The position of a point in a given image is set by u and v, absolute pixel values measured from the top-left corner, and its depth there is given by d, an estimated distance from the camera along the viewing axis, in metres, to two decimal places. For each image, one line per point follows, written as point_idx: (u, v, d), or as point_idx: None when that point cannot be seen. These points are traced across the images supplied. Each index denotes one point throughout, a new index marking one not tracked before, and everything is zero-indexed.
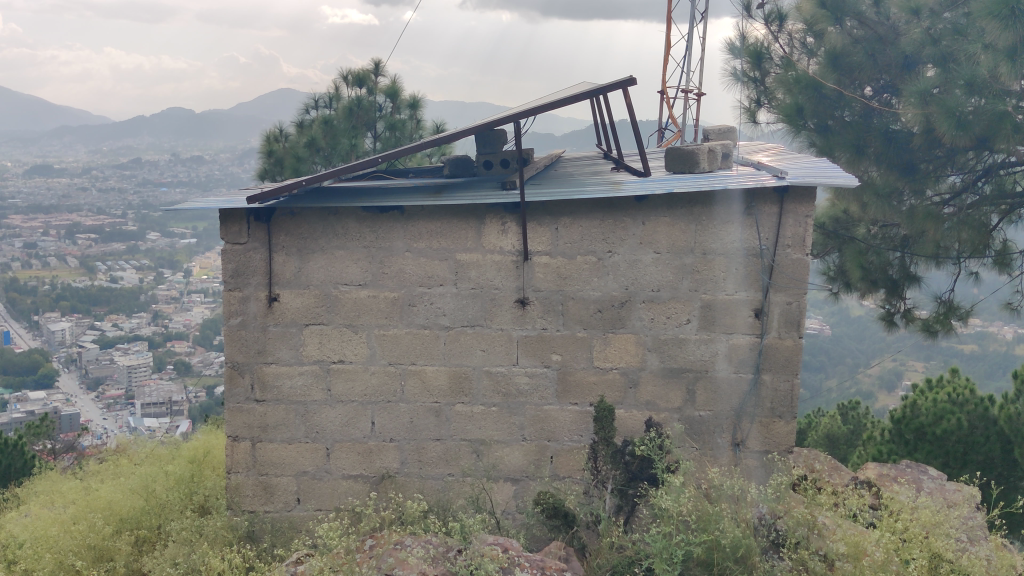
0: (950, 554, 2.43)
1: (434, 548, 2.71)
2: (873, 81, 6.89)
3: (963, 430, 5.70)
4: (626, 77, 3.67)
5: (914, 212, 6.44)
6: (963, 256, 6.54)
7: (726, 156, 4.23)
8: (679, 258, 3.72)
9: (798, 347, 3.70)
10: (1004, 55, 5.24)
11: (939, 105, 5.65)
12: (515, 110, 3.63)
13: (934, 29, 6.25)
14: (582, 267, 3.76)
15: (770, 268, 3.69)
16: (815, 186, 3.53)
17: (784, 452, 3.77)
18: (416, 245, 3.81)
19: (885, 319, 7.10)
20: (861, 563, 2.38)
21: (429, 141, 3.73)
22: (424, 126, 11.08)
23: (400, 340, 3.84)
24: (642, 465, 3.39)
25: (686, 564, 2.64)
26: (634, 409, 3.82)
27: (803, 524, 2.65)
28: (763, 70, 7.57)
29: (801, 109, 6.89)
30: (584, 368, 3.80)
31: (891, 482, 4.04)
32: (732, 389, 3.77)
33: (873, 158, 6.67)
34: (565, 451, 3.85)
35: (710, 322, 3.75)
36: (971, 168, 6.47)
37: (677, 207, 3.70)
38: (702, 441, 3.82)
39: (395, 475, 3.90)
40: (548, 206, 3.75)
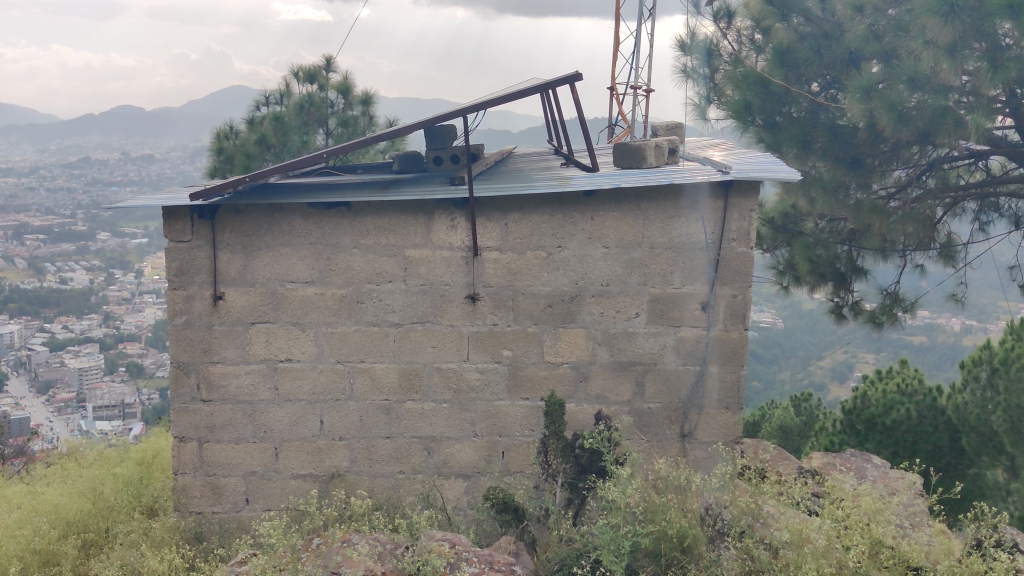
0: (890, 539, 2.44)
1: (381, 546, 2.70)
2: (819, 78, 6.89)
3: (912, 420, 5.97)
4: (573, 73, 3.69)
5: (860, 206, 6.58)
6: (909, 250, 6.75)
7: (673, 151, 4.20)
8: (628, 253, 3.75)
9: (743, 339, 3.75)
10: (943, 52, 5.32)
11: (882, 100, 5.72)
12: (461, 106, 3.63)
13: (877, 26, 6.32)
14: (531, 263, 3.76)
15: (715, 261, 3.73)
16: (759, 181, 3.57)
17: (730, 442, 3.82)
18: (363, 242, 3.78)
19: (834, 312, 7.22)
20: (804, 550, 2.41)
21: (374, 136, 3.71)
22: (376, 122, 11.01)
23: (348, 338, 3.81)
24: (592, 458, 3.39)
25: (634, 555, 2.69)
26: (584, 403, 3.83)
27: (748, 513, 2.68)
28: (712, 66, 7.61)
29: (750, 105, 6.94)
30: (534, 363, 3.81)
31: (835, 470, 4.13)
32: (681, 381, 3.80)
33: (819, 153, 6.71)
34: (516, 446, 3.85)
35: (659, 315, 3.78)
36: (915, 162, 6.61)
37: (624, 202, 3.73)
38: (650, 433, 3.85)
39: (345, 474, 3.87)
40: (497, 202, 3.74)
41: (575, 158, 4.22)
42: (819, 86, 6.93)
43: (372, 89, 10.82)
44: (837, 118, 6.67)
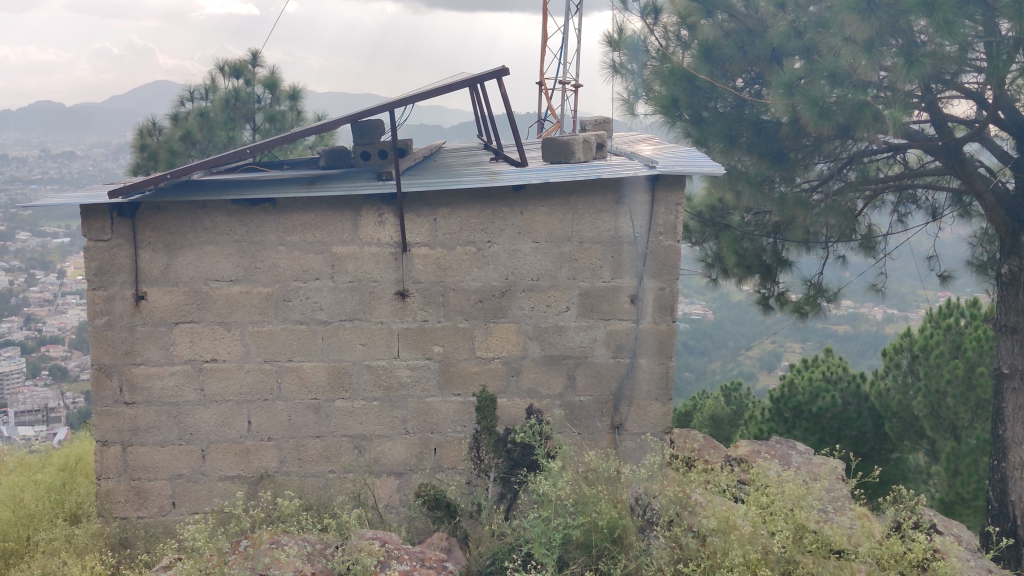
0: (813, 524, 2.48)
1: (311, 547, 2.67)
2: (744, 73, 6.99)
3: (837, 407, 6.82)
4: (500, 68, 3.70)
5: (784, 199, 6.65)
6: (831, 241, 6.93)
7: (601, 146, 4.24)
8: (558, 247, 3.76)
9: (671, 331, 3.80)
10: (861, 48, 5.45)
11: (803, 96, 5.83)
12: (387, 101, 3.59)
13: (799, 22, 6.41)
14: (461, 259, 3.75)
15: (644, 255, 3.77)
16: (686, 175, 3.63)
17: (659, 433, 3.87)
18: (289, 239, 3.73)
19: (761, 303, 7.35)
20: (730, 537, 2.45)
21: (300, 131, 3.65)
22: (304, 117, 10.86)
23: (275, 337, 3.76)
24: (524, 452, 3.40)
25: (566, 547, 2.67)
26: (516, 398, 3.83)
27: (676, 502, 2.71)
28: (639, 62, 7.62)
29: (676, 100, 7.02)
30: (465, 359, 3.80)
31: (761, 458, 4.24)
32: (611, 374, 3.83)
33: (745, 147, 6.78)
34: (448, 442, 3.84)
35: (589, 308, 3.80)
36: (836, 156, 6.78)
37: (553, 197, 3.74)
38: (581, 425, 3.87)
39: (274, 475, 3.81)
40: (426, 197, 3.73)
41: (504, 153, 4.21)
42: (744, 81, 7.03)
43: (300, 84, 10.67)
44: (761, 113, 6.79)
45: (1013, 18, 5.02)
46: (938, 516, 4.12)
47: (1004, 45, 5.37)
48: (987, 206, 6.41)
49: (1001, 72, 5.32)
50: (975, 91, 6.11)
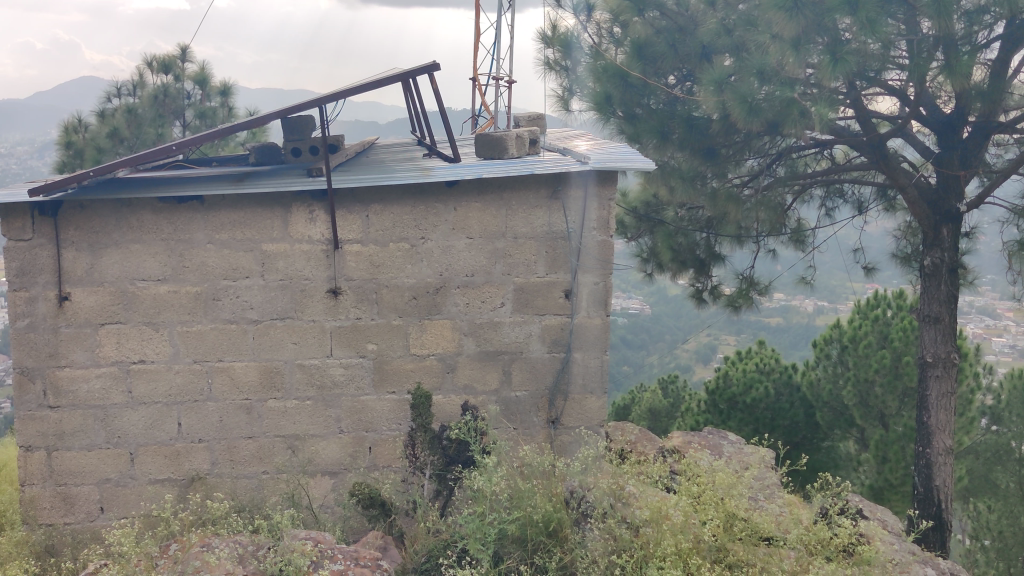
0: (743, 512, 2.52)
1: (242, 548, 2.63)
2: (675, 71, 7.04)
3: (769, 398, 7.09)
4: (430, 63, 3.70)
5: (716, 194, 6.77)
6: (762, 235, 7.07)
7: (534, 141, 4.22)
8: (491, 243, 3.77)
9: (605, 325, 3.84)
10: (789, 45, 5.54)
11: (733, 92, 5.90)
12: (318, 96, 3.55)
13: (728, 20, 6.45)
14: (394, 255, 3.73)
15: (577, 250, 3.80)
16: (619, 171, 3.68)
17: (594, 426, 3.89)
18: (218, 237, 3.67)
19: (695, 297, 7.55)
20: (663, 526, 2.49)
21: (228, 127, 3.58)
22: (236, 113, 10.70)
23: (204, 337, 3.69)
24: (459, 448, 3.40)
25: (502, 542, 2.66)
26: (451, 394, 3.83)
27: (610, 494, 2.73)
28: (573, 59, 7.58)
29: (610, 97, 7.02)
30: (399, 356, 3.78)
31: (694, 449, 4.32)
32: (546, 369, 3.85)
33: (677, 143, 6.84)
34: (383, 440, 3.81)
35: (524, 304, 3.81)
36: (766, 152, 6.95)
37: (486, 192, 3.75)
38: (517, 421, 3.87)
39: (206, 477, 3.75)
40: (358, 193, 3.69)
41: (437, 149, 4.18)
42: (674, 78, 7.10)
43: (230, 79, 10.51)
44: (693, 110, 6.84)
45: (931, 16, 5.17)
46: (864, 501, 4.24)
47: (924, 44, 5.57)
48: (910, 199, 6.59)
49: (922, 69, 5.46)
50: (897, 88, 6.26)
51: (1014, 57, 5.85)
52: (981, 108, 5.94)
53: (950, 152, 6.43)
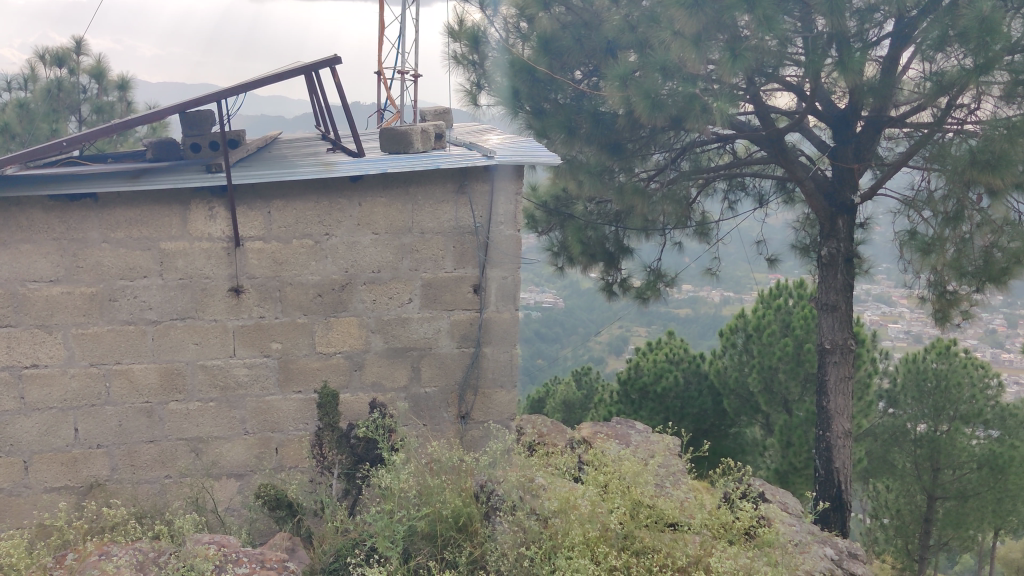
0: (648, 499, 2.57)
1: (143, 556, 2.56)
2: (582, 66, 7.03)
3: (678, 387, 7.61)
4: (331, 57, 3.66)
5: (624, 188, 6.80)
6: (667, 228, 7.21)
7: (439, 135, 4.20)
8: (397, 239, 3.74)
9: (514, 320, 3.86)
10: (689, 42, 5.62)
11: (637, 88, 5.96)
12: (217, 90, 3.46)
13: (631, 16, 6.43)
14: (298, 252, 3.67)
15: (485, 245, 3.80)
16: (523, 166, 3.70)
17: (504, 420, 3.90)
18: (113, 236, 3.55)
19: (606, 289, 7.69)
20: (571, 516, 2.51)
21: (122, 121, 3.45)
22: (134, 108, 10.28)
23: (101, 339, 3.57)
24: (368, 447, 3.34)
25: (411, 539, 2.64)
26: (359, 392, 3.79)
27: (519, 486, 2.74)
28: (480, 53, 7.52)
29: (517, 92, 7.08)
30: (305, 354, 3.72)
31: (603, 439, 4.40)
32: (456, 364, 3.84)
33: (584, 138, 6.86)
34: (290, 441, 3.75)
35: (432, 299, 3.80)
36: (671, 146, 7.11)
37: (392, 187, 3.72)
38: (427, 417, 3.85)
39: (105, 483, 3.63)
40: (259, 190, 3.62)
41: (341, 143, 4.12)
42: (581, 73, 7.09)
43: (127, 73, 10.11)
44: (600, 105, 6.85)
45: (824, 14, 5.33)
46: (766, 485, 4.39)
47: (819, 41, 5.71)
48: (808, 191, 6.80)
49: (817, 66, 5.60)
50: (794, 84, 6.43)
51: (903, 55, 6.09)
52: (873, 103, 6.15)
53: (845, 146, 6.71)
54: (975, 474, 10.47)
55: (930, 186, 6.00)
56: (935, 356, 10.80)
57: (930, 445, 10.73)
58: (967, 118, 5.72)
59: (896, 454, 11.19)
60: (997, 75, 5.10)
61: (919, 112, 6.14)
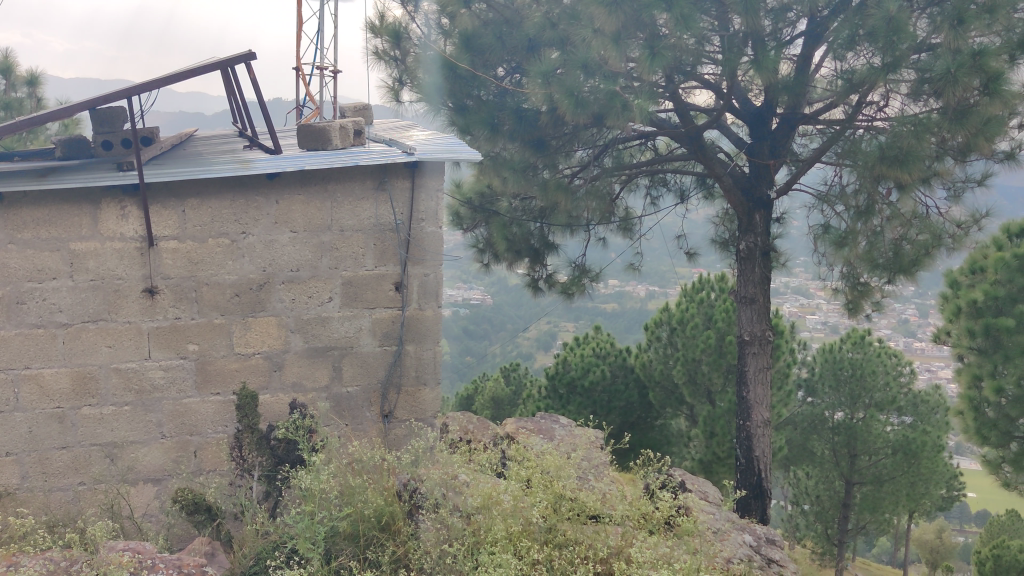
0: (569, 492, 2.57)
1: (54, 565, 2.48)
2: (504, 63, 7.01)
3: (605, 380, 7.72)
4: (245, 52, 3.62)
5: (547, 184, 6.84)
6: (591, 223, 7.28)
7: (359, 132, 4.17)
8: (316, 237, 3.71)
9: (437, 317, 3.86)
10: (609, 40, 5.67)
11: (560, 85, 5.98)
12: (128, 85, 3.36)
13: (552, 13, 6.47)
14: (214, 251, 3.61)
15: (406, 242, 3.79)
16: (443, 162, 3.69)
17: (428, 418, 3.88)
18: (20, 236, 3.44)
19: (531, 285, 7.75)
20: (493, 511, 2.52)
21: (27, 118, 3.34)
22: (45, 104, 9.92)
23: (9, 343, 3.46)
24: (288, 448, 3.30)
25: (332, 540, 2.62)
26: (279, 393, 3.73)
27: (441, 483, 2.73)
28: (402, 49, 7.49)
29: (439, 88, 7.03)
30: (223, 356, 3.66)
31: (528, 434, 4.44)
32: (378, 363, 3.82)
33: (507, 135, 6.86)
34: (209, 443, 3.68)
35: (353, 298, 3.77)
36: (595, 144, 7.16)
37: (310, 184, 3.69)
38: (350, 417, 3.81)
39: (15, 492, 3.50)
40: (173, 188, 3.55)
41: (259, 140, 4.05)
42: (503, 71, 7.06)
43: (38, 69, 9.78)
44: (522, 102, 6.85)
45: (740, 13, 5.44)
46: (687, 475, 4.48)
47: (734, 39, 5.84)
48: (726, 187, 6.94)
49: (733, 64, 5.73)
50: (711, 82, 6.55)
51: (815, 54, 6.29)
52: (787, 100, 6.30)
53: (761, 142, 6.89)
54: (889, 459, 10.92)
55: (842, 181, 6.14)
56: (850, 346, 11.11)
57: (847, 432, 11.11)
58: (876, 115, 5.89)
59: (815, 442, 11.53)
60: (905, 74, 5.27)
61: (831, 109, 6.30)
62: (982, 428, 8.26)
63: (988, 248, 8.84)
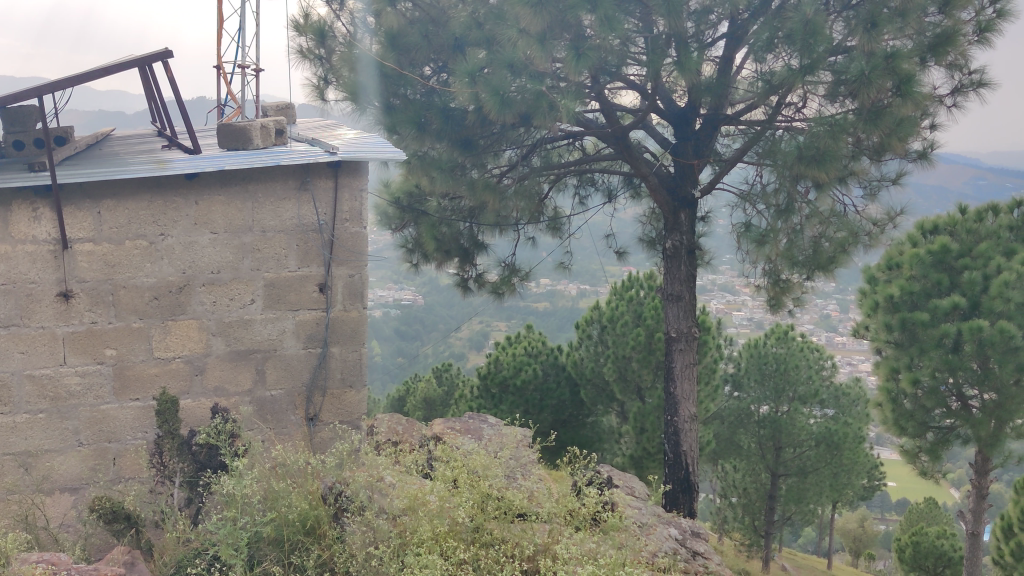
0: (496, 491, 2.57)
1: None
2: (430, 62, 6.98)
3: (537, 378, 7.75)
4: (163, 50, 3.55)
5: (475, 184, 6.83)
6: (520, 222, 7.33)
7: (281, 131, 4.12)
8: (237, 237, 3.66)
9: (362, 318, 3.84)
10: (535, 40, 5.68)
11: (486, 84, 5.94)
12: (40, 84, 3.26)
13: (478, 13, 6.48)
14: (131, 253, 3.53)
15: (329, 243, 3.76)
16: (366, 161, 3.67)
17: (354, 420, 3.85)
18: None
19: (460, 285, 7.72)
20: (419, 512, 2.50)
21: None
22: None
23: None
24: (210, 453, 3.21)
25: (257, 545, 2.58)
26: (201, 397, 3.65)
27: (366, 485, 2.71)
28: (327, 47, 7.38)
29: (365, 89, 6.97)
30: (142, 361, 3.57)
31: (457, 434, 4.46)
32: (302, 365, 3.78)
33: (434, 134, 6.80)
34: (128, 451, 3.59)
35: (275, 300, 3.73)
36: (523, 143, 7.25)
37: (231, 185, 3.63)
38: (274, 421, 3.75)
39: None
40: (88, 189, 3.46)
41: (178, 140, 3.97)
42: (430, 70, 7.02)
43: None
44: (449, 101, 6.81)
45: (663, 15, 5.51)
46: (613, 471, 4.54)
47: (659, 40, 5.93)
48: (652, 186, 7.01)
49: (657, 64, 5.80)
50: (636, 82, 6.63)
51: (737, 55, 6.43)
52: (710, 101, 6.42)
53: (685, 142, 7.00)
54: (813, 451, 11.32)
55: (762, 180, 6.29)
56: (774, 341, 11.30)
57: (772, 425, 11.28)
58: (795, 116, 6.03)
59: (742, 436, 11.57)
60: (822, 75, 5.40)
61: (752, 110, 6.43)
62: (900, 418, 8.53)
63: (903, 244, 9.14)
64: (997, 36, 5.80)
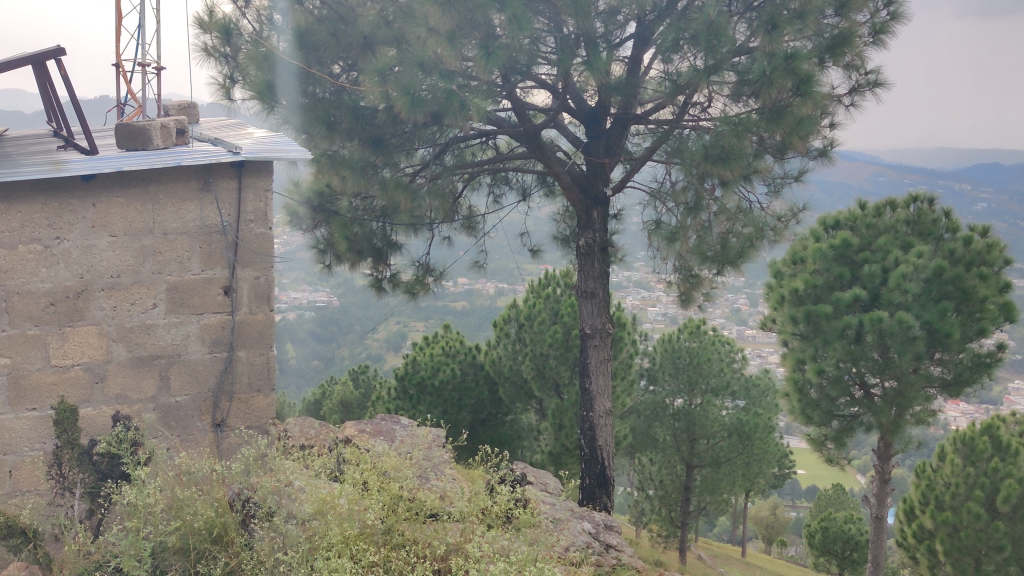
0: (407, 492, 2.57)
1: None
2: (340, 60, 6.87)
3: (454, 378, 7.77)
4: (56, 47, 3.43)
5: (386, 184, 6.77)
6: (435, 222, 7.33)
7: (182, 131, 4.02)
8: (138, 240, 3.56)
9: (269, 321, 3.80)
10: (444, 38, 5.63)
11: (396, 83, 5.87)
12: None
13: (386, 11, 6.45)
14: (25, 258, 3.39)
15: (234, 245, 3.70)
16: (270, 161, 3.64)
17: (262, 424, 3.81)
18: None
19: (375, 286, 7.62)
20: (328, 515, 2.48)
21: None
22: None
23: None
24: (112, 463, 3.20)
25: (160, 555, 2.54)
26: (102, 406, 3.54)
27: (274, 490, 2.68)
28: (233, 45, 7.16)
29: (272, 86, 6.75)
30: (38, 369, 3.44)
31: (372, 436, 4.45)
32: (208, 370, 3.71)
33: (344, 133, 6.70)
34: (24, 463, 3.43)
35: (178, 304, 3.64)
36: (435, 142, 7.13)
37: (130, 186, 3.53)
38: (180, 427, 3.66)
39: None
40: None
41: (74, 141, 3.83)
42: (339, 68, 6.92)
43: None
44: (358, 100, 6.73)
45: (571, 15, 5.56)
46: (527, 468, 4.59)
47: (568, 40, 6.02)
48: (565, 185, 7.03)
49: (566, 64, 5.87)
50: (546, 82, 6.68)
51: (644, 56, 6.53)
52: (619, 100, 6.51)
53: (596, 141, 7.09)
54: (725, 441, 11.50)
55: (671, 178, 6.41)
56: (687, 336, 11.61)
57: (686, 418, 11.44)
58: (701, 116, 6.17)
59: (657, 429, 11.76)
60: (726, 75, 5.53)
61: (660, 109, 6.53)
62: (806, 408, 8.80)
63: (807, 240, 9.44)
64: (891, 37, 6.03)
